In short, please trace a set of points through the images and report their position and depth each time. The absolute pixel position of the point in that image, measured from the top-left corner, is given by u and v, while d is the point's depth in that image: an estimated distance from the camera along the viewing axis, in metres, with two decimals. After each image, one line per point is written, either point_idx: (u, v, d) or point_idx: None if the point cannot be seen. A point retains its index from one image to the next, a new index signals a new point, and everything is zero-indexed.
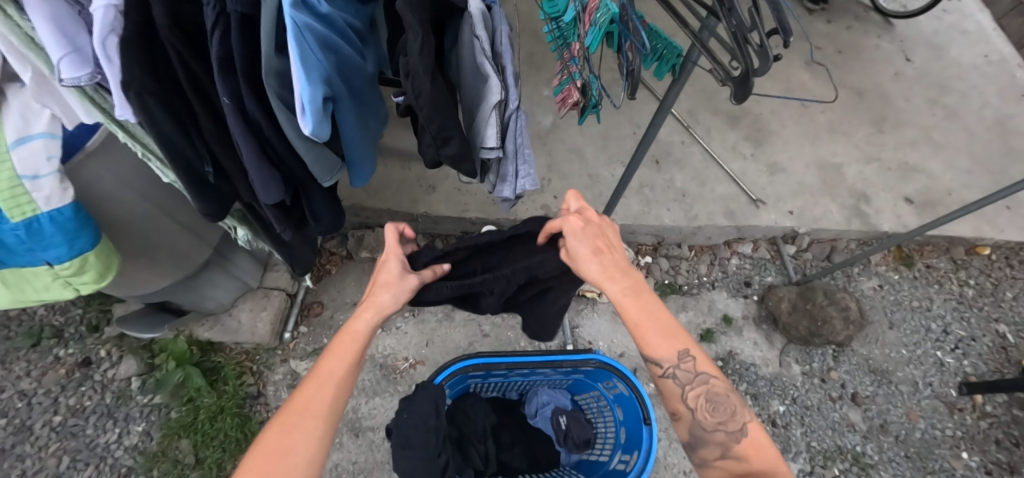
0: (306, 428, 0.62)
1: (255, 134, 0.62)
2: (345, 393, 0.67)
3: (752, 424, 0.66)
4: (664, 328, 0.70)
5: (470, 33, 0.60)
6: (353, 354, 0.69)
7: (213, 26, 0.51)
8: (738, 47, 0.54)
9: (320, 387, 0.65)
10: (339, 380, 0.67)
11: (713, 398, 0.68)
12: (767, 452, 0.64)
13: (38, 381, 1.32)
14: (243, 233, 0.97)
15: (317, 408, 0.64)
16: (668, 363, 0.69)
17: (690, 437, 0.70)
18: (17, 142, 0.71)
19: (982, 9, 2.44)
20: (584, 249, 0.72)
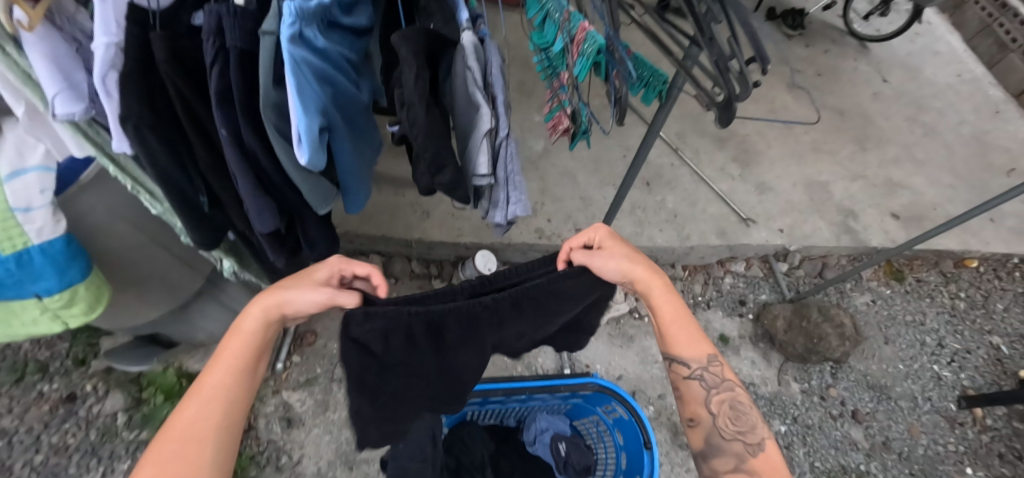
0: (191, 453, 0.52)
1: (252, 165, 0.63)
2: (240, 405, 0.58)
3: (769, 441, 0.64)
4: (692, 330, 0.70)
5: (462, 64, 0.62)
6: (241, 358, 0.60)
7: (212, 61, 0.53)
8: (720, 75, 0.55)
9: (206, 403, 0.55)
10: (229, 390, 0.57)
11: (738, 408, 0.67)
12: (782, 469, 0.61)
13: (20, 418, 1.28)
14: (230, 265, 0.96)
15: (205, 425, 0.54)
16: (697, 364, 0.68)
17: (704, 447, 0.66)
18: (11, 176, 0.69)
19: (952, 32, 2.55)
20: (623, 249, 0.70)
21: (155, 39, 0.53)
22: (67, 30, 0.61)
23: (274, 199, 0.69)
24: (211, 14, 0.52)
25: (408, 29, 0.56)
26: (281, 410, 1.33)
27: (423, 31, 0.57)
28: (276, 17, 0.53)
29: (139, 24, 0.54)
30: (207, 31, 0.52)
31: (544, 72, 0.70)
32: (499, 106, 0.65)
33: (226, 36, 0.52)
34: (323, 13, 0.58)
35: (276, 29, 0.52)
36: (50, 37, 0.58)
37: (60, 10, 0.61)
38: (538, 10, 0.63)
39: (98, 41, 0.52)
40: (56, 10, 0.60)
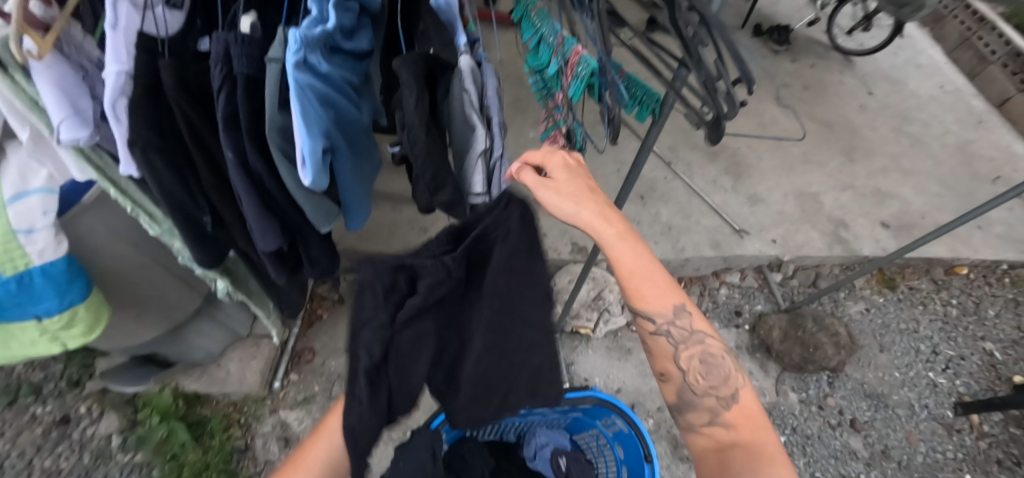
0: None
1: (257, 186, 0.64)
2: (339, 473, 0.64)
3: (744, 390, 0.59)
4: (659, 281, 0.61)
5: (460, 87, 0.64)
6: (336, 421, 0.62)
7: (220, 87, 0.55)
8: (708, 95, 0.58)
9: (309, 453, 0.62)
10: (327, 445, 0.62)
11: (709, 362, 0.60)
12: (757, 419, 0.56)
13: (13, 442, 1.26)
14: (223, 285, 0.94)
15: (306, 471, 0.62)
16: (663, 319, 0.60)
17: (677, 402, 0.61)
18: (15, 198, 0.71)
19: (933, 45, 2.63)
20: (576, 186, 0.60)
21: (164, 66, 0.55)
22: (74, 58, 0.63)
23: (277, 219, 0.70)
24: (219, 41, 0.54)
25: (408, 54, 0.58)
26: (278, 430, 1.31)
27: (423, 55, 0.59)
28: (282, 44, 0.55)
29: (148, 52, 0.56)
30: (214, 59, 0.54)
31: (540, 92, 0.72)
32: (494, 127, 0.67)
33: (234, 63, 0.54)
34: (326, 40, 0.60)
35: (281, 56, 0.55)
36: (59, 66, 0.60)
37: (68, 39, 0.63)
38: (531, 35, 0.67)
39: (109, 70, 0.54)
40: (64, 39, 0.62)
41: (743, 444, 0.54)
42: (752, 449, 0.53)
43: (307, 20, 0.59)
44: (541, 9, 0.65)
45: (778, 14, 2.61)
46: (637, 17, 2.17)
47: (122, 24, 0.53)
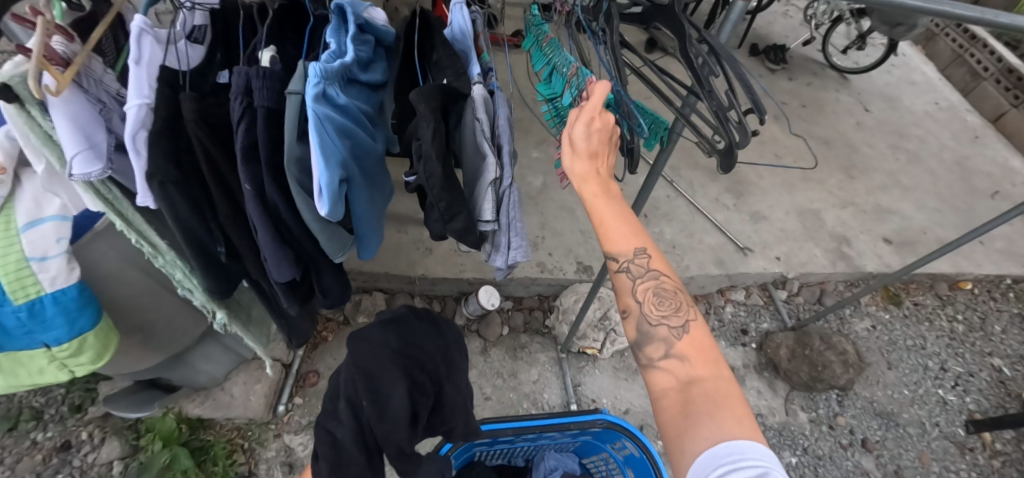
0: None
1: (273, 217, 0.65)
2: None
3: (695, 324, 0.61)
4: (629, 221, 0.63)
5: (473, 116, 0.66)
6: None
7: (239, 119, 0.57)
8: (720, 125, 0.59)
9: None
10: None
11: (663, 294, 0.62)
12: (706, 351, 0.59)
13: (12, 469, 1.21)
14: (220, 317, 0.98)
15: None
16: (624, 257, 0.62)
17: (637, 336, 0.63)
18: (28, 225, 0.72)
19: (926, 63, 2.68)
20: (583, 144, 0.60)
21: (184, 100, 0.58)
22: (92, 91, 0.65)
23: (292, 248, 0.70)
24: (240, 75, 0.56)
25: (425, 88, 0.60)
26: (282, 455, 1.30)
27: (439, 87, 0.61)
28: (302, 78, 0.58)
29: (169, 86, 0.60)
30: (235, 91, 0.57)
31: (552, 120, 0.73)
32: (506, 155, 0.68)
33: (255, 96, 0.57)
34: (344, 73, 0.63)
35: (301, 90, 0.57)
36: (76, 100, 0.61)
37: (88, 73, 0.64)
38: (543, 64, 0.69)
39: (131, 103, 0.57)
40: (84, 74, 0.63)
41: (697, 379, 0.56)
42: (706, 385, 0.55)
43: (326, 54, 0.61)
44: (552, 40, 0.68)
45: (773, 34, 2.67)
46: (636, 39, 2.21)
47: (145, 58, 0.58)
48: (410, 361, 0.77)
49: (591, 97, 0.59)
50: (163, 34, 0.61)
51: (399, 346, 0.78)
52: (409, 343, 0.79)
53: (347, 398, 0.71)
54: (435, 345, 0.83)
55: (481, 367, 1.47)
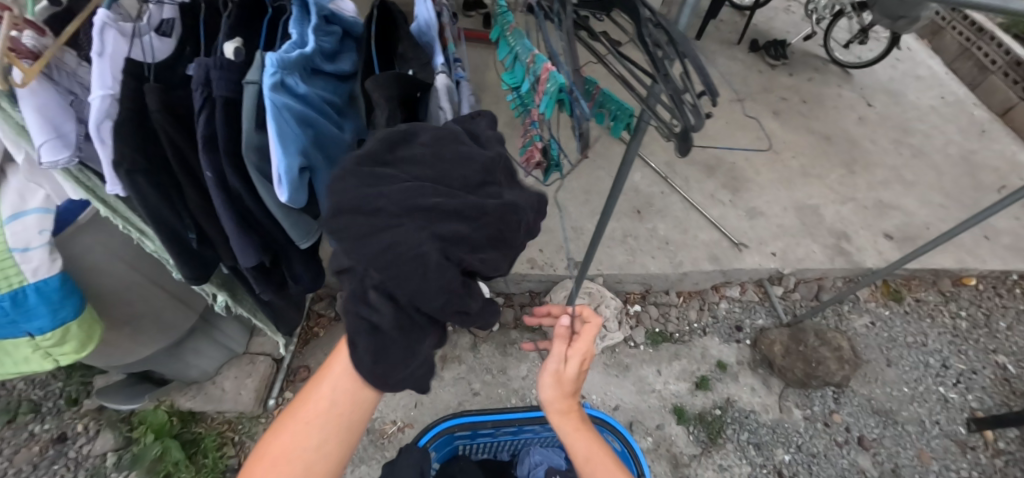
0: (300, 430, 0.57)
1: (236, 203, 0.68)
2: (349, 424, 0.59)
3: None
4: (607, 470, 0.71)
5: (435, 106, 0.66)
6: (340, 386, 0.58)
7: (200, 109, 0.60)
8: (676, 108, 0.59)
9: (323, 398, 0.58)
10: (331, 402, 0.58)
11: None
12: None
13: (9, 460, 1.24)
14: (222, 299, 0.99)
15: (322, 410, 0.58)
16: None
17: None
18: (12, 218, 0.74)
19: (932, 57, 2.63)
20: (560, 377, 0.74)
21: (149, 90, 0.59)
22: (63, 84, 0.67)
23: (259, 235, 0.74)
24: (200, 66, 0.59)
25: (381, 77, 0.61)
26: None
27: (395, 76, 0.62)
28: (259, 68, 0.59)
29: (135, 77, 0.61)
30: (196, 82, 0.59)
31: (518, 109, 0.72)
32: None
33: (214, 86, 0.59)
34: (306, 63, 0.65)
35: (258, 79, 0.59)
36: (45, 91, 0.63)
37: (59, 66, 0.66)
38: (507, 53, 0.70)
39: (96, 94, 0.58)
40: (54, 66, 0.65)
41: None
42: None
43: (286, 45, 0.63)
44: (516, 30, 0.68)
45: (774, 29, 2.64)
46: None
47: (107, 51, 0.59)
48: (406, 209, 0.47)
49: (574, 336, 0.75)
50: (128, 27, 0.62)
51: (376, 203, 0.47)
52: (410, 205, 0.47)
53: (375, 291, 0.49)
54: (435, 156, 0.51)
55: (471, 363, 1.47)
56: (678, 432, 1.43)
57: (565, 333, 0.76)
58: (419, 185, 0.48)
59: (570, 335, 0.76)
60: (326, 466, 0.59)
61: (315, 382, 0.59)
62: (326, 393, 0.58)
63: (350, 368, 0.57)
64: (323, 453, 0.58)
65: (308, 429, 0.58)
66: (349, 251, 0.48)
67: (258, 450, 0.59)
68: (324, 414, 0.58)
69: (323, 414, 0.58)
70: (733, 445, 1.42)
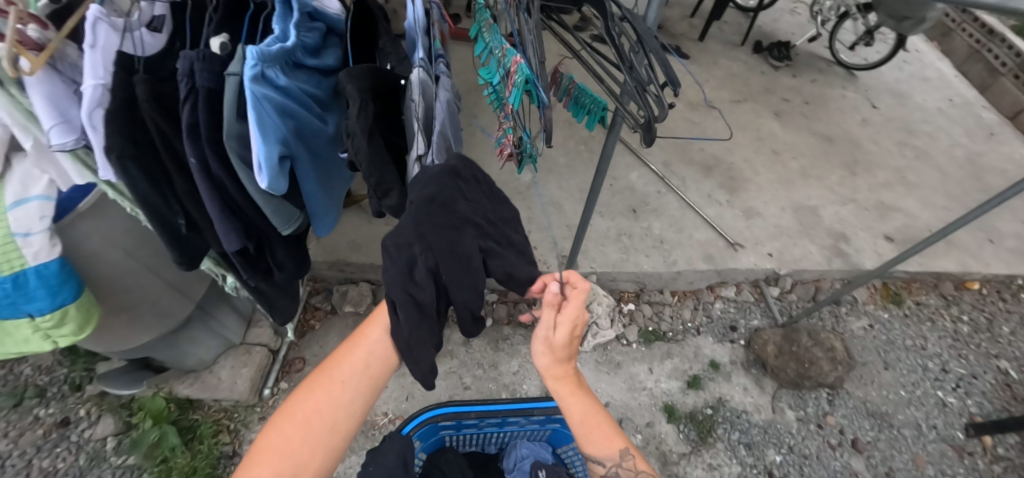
0: (330, 390, 0.63)
1: (220, 189, 0.71)
2: (371, 386, 0.66)
3: None
4: (604, 430, 0.73)
5: (410, 98, 0.66)
6: (370, 349, 0.66)
7: (185, 99, 0.62)
8: (640, 98, 0.61)
9: (352, 357, 0.66)
10: (362, 362, 0.66)
11: None
12: None
13: (14, 442, 1.28)
14: (231, 280, 1.01)
15: (351, 371, 0.65)
16: (612, 463, 0.72)
17: None
18: (16, 204, 0.78)
19: (941, 59, 2.60)
20: (551, 342, 0.71)
21: (138, 81, 0.62)
22: (67, 73, 0.70)
23: (243, 222, 0.78)
24: (185, 59, 0.61)
25: (354, 69, 0.64)
26: None
27: (368, 70, 0.65)
28: (241, 61, 0.62)
29: (125, 69, 0.64)
30: (182, 74, 0.62)
31: (494, 103, 0.73)
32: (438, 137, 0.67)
33: (197, 78, 0.61)
34: (287, 57, 0.67)
35: (240, 71, 0.61)
36: (49, 79, 0.66)
37: (62, 57, 0.69)
38: (484, 50, 0.72)
39: (87, 83, 0.62)
40: (57, 57, 0.68)
41: None
42: None
43: (269, 39, 0.66)
44: (492, 24, 0.69)
45: (778, 30, 2.63)
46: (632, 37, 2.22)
47: (99, 43, 0.63)
48: (473, 220, 0.59)
49: (567, 301, 0.69)
50: (119, 22, 0.66)
51: (455, 205, 0.58)
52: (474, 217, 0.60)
53: (425, 271, 0.56)
54: (487, 194, 0.65)
55: (463, 357, 1.49)
56: (668, 430, 1.42)
57: (554, 301, 0.69)
58: (481, 206, 0.62)
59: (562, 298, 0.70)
60: (350, 430, 0.64)
61: (351, 350, 0.66)
62: (362, 359, 0.65)
63: (384, 335, 0.67)
64: (350, 417, 0.64)
65: (342, 391, 0.64)
66: (415, 228, 0.57)
67: (287, 411, 0.62)
68: (359, 378, 0.65)
69: (357, 378, 0.65)
70: (723, 444, 1.41)
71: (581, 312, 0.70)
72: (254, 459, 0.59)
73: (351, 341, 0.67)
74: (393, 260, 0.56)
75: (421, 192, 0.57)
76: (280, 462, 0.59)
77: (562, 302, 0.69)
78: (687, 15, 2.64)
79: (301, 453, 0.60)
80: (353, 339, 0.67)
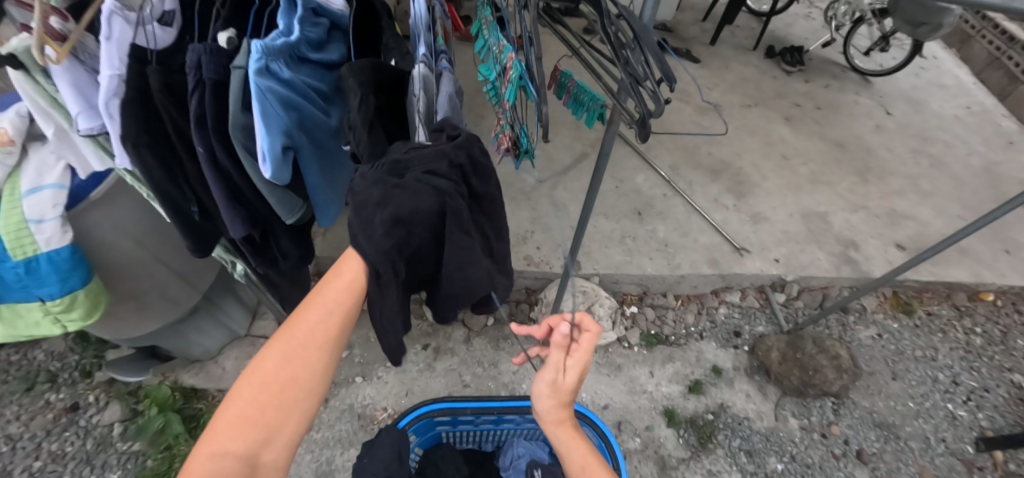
0: (307, 357, 0.55)
1: (226, 178, 0.73)
2: (341, 345, 0.59)
3: None
4: None
5: (411, 94, 0.67)
6: (343, 308, 0.58)
7: (193, 91, 0.64)
8: (635, 93, 0.60)
9: (324, 317, 0.57)
10: (336, 324, 0.58)
11: None
12: None
13: (26, 425, 1.32)
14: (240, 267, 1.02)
15: (323, 333, 0.57)
16: None
17: None
18: (29, 191, 0.81)
19: (959, 66, 2.56)
20: (554, 384, 0.67)
21: (152, 72, 0.64)
22: (89, 63, 0.72)
23: (248, 211, 0.80)
24: (193, 52, 0.63)
25: (356, 63, 0.65)
26: None
27: (369, 64, 0.66)
28: (246, 54, 0.63)
29: (139, 61, 0.66)
30: (189, 66, 0.64)
31: (493, 98, 0.72)
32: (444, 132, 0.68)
33: (204, 70, 0.63)
34: (291, 51, 0.68)
35: (245, 64, 0.63)
36: (74, 69, 0.68)
37: (83, 48, 0.71)
38: (483, 47, 0.71)
39: (105, 74, 0.64)
40: (79, 48, 0.70)
41: None
42: None
43: (273, 33, 0.67)
44: (491, 21, 0.68)
45: (792, 35, 2.60)
46: None
47: (114, 36, 0.63)
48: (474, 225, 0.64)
49: (579, 342, 0.66)
50: (133, 16, 0.66)
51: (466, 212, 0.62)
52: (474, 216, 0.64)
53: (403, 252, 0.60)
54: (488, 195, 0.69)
55: (463, 355, 1.50)
56: (667, 434, 1.41)
57: (563, 342, 0.67)
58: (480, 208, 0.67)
59: (572, 337, 0.67)
60: (324, 393, 0.57)
61: (326, 309, 0.57)
62: (338, 320, 0.58)
63: (358, 291, 0.59)
64: (325, 380, 0.57)
65: (317, 354, 0.56)
66: (427, 217, 0.59)
67: (254, 377, 0.53)
68: (335, 339, 0.58)
69: (333, 339, 0.58)
70: (724, 451, 1.40)
71: (587, 357, 0.66)
72: (217, 432, 0.50)
73: (317, 298, 0.58)
74: (387, 235, 0.57)
75: (438, 186, 0.59)
76: (251, 434, 0.51)
77: (571, 342, 0.67)
78: (699, 19, 2.63)
79: (274, 422, 0.52)
80: (319, 297, 0.58)
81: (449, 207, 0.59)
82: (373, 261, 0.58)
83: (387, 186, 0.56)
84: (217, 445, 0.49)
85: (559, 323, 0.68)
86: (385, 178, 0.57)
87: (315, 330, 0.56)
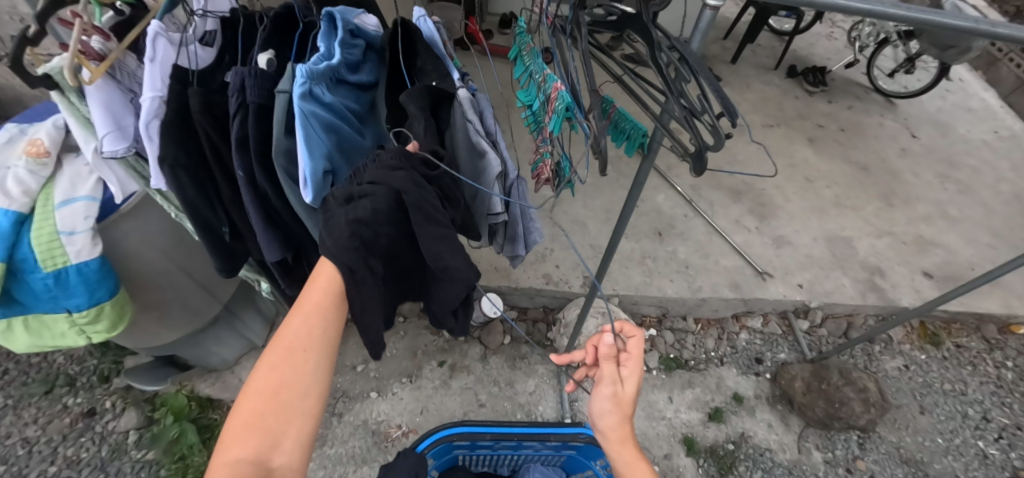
0: (296, 362, 0.52)
1: (262, 201, 0.72)
2: (333, 346, 0.55)
3: None
4: None
5: (463, 118, 0.66)
6: (327, 308, 0.54)
7: (235, 113, 0.64)
8: (690, 127, 0.57)
9: (307, 321, 0.53)
10: (321, 326, 0.54)
11: None
12: None
13: (43, 429, 1.32)
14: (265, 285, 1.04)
15: (311, 336, 0.53)
16: None
17: None
18: (63, 203, 0.81)
19: (985, 90, 2.52)
20: (611, 394, 0.65)
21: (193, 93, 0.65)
22: (125, 83, 0.72)
23: (282, 233, 0.79)
24: (237, 75, 0.64)
25: (412, 89, 0.65)
26: None
27: (427, 89, 0.66)
28: (290, 78, 0.63)
29: (180, 81, 0.67)
30: (232, 89, 0.64)
31: (531, 126, 0.70)
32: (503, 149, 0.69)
33: (248, 93, 0.64)
34: (332, 74, 0.68)
35: (289, 89, 0.63)
36: (108, 88, 0.68)
37: (122, 67, 0.71)
38: (523, 73, 0.70)
39: (146, 95, 0.64)
40: (118, 67, 0.70)
41: None
42: None
43: (315, 57, 0.67)
44: (533, 49, 0.67)
45: (814, 55, 2.58)
46: None
47: (158, 57, 0.64)
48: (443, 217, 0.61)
49: (631, 350, 0.67)
50: (175, 37, 0.67)
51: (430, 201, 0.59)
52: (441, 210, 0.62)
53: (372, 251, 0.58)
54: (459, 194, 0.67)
55: (479, 373, 1.48)
56: (687, 463, 1.37)
57: (612, 353, 0.67)
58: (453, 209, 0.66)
59: (622, 347, 0.68)
60: (325, 392, 0.54)
61: (306, 314, 0.53)
62: (322, 322, 0.54)
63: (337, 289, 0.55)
64: (320, 380, 0.54)
65: (304, 358, 0.53)
66: (387, 212, 0.58)
67: (248, 388, 0.51)
68: (321, 338, 0.54)
69: (319, 340, 0.54)
70: None
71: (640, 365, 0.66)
72: (227, 442, 0.49)
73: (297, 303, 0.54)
74: (352, 235, 0.55)
75: (394, 175, 0.58)
76: (257, 440, 0.49)
77: (622, 350, 0.67)
78: (720, 37, 2.62)
79: (277, 428, 0.50)
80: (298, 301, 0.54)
81: (406, 198, 0.58)
82: (346, 259, 0.54)
83: (349, 192, 0.58)
84: (229, 453, 0.49)
85: (603, 334, 0.68)
86: (347, 191, 0.58)
87: (299, 334, 0.53)
